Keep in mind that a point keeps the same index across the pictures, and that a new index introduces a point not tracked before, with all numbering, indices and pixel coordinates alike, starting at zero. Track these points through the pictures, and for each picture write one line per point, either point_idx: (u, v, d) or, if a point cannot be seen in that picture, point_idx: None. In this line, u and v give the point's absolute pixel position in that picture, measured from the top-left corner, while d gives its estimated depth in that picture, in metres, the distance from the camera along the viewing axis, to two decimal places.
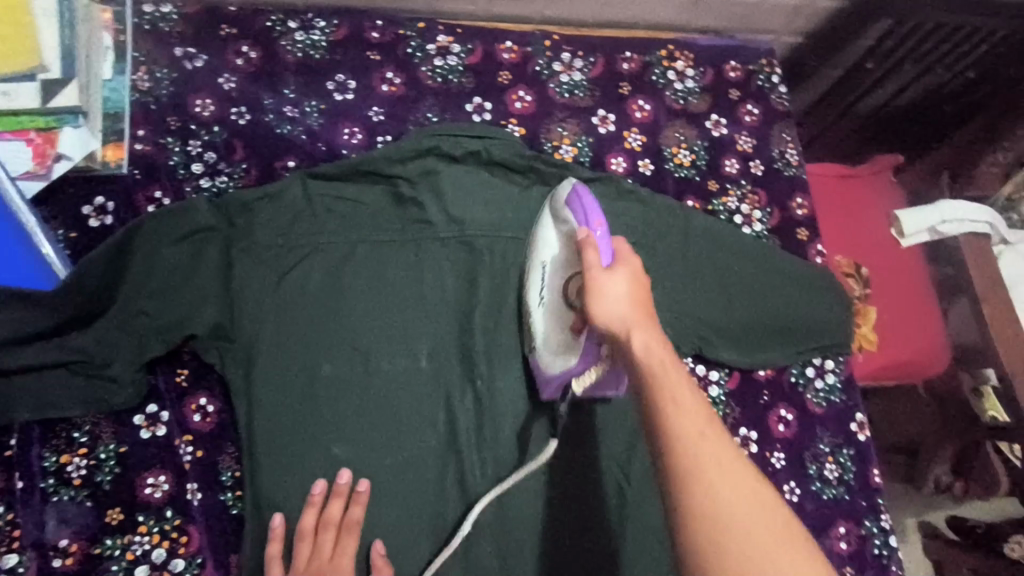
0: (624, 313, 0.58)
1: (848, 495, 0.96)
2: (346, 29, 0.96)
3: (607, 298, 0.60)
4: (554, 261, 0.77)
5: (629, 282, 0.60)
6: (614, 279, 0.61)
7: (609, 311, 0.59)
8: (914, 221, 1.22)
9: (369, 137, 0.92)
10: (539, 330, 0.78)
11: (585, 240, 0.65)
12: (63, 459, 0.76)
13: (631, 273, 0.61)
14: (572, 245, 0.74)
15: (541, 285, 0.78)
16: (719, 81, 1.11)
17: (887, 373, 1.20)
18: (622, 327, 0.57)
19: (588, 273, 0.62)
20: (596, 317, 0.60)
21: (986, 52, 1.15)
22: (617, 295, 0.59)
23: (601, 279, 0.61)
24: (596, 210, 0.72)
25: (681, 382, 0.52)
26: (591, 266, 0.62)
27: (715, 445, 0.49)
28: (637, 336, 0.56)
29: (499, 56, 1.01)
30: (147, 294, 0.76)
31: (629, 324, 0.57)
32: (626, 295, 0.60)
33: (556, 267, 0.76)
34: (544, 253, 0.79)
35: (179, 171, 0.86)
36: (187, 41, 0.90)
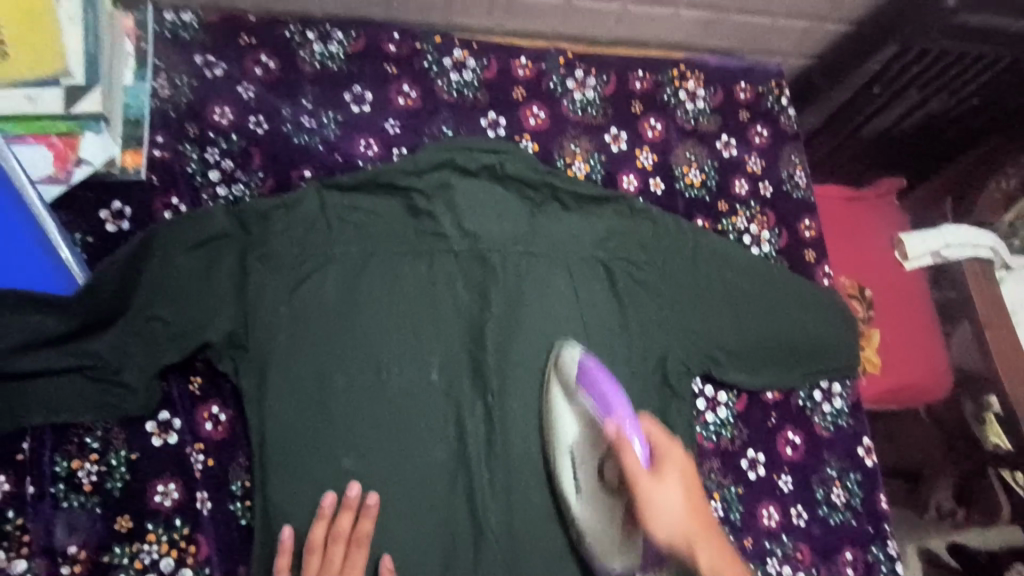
0: (682, 527, 0.66)
1: (855, 520, 0.96)
2: (363, 41, 0.96)
3: (663, 512, 0.66)
4: (582, 446, 0.79)
5: (677, 485, 0.68)
6: (666, 488, 0.67)
7: (669, 524, 0.66)
8: (917, 246, 1.23)
9: (384, 148, 0.93)
10: (584, 524, 0.78)
11: (620, 438, 0.69)
12: (74, 464, 0.75)
13: (675, 468, 0.69)
14: (598, 431, 0.78)
15: (568, 463, 0.79)
16: (730, 102, 1.12)
17: (891, 397, 1.20)
18: (684, 543, 0.65)
19: (639, 486, 0.67)
20: (658, 532, 0.66)
21: (989, 79, 1.18)
22: (669, 505, 0.66)
23: (652, 489, 0.67)
24: (616, 396, 0.75)
25: (710, 534, 0.66)
26: (637, 476, 0.67)
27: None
28: (702, 550, 0.64)
29: (514, 72, 1.02)
30: (163, 300, 0.75)
31: (691, 537, 0.65)
32: (668, 496, 0.67)
33: (586, 455, 0.79)
34: (567, 437, 0.80)
35: (196, 178, 0.86)
36: (207, 49, 0.91)
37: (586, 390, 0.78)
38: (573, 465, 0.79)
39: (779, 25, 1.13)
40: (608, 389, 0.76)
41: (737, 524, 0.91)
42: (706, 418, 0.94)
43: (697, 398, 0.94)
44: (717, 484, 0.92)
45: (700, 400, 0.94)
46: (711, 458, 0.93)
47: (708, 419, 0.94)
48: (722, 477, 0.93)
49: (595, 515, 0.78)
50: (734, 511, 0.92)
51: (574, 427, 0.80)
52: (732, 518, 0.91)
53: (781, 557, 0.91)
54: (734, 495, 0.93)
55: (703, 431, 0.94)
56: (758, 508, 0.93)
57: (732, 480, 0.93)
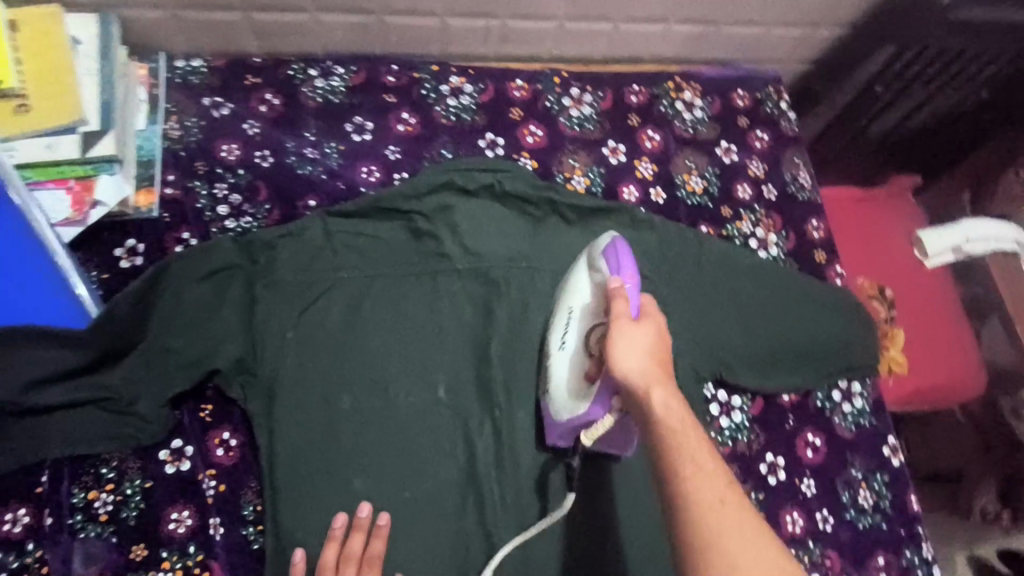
0: (643, 367, 0.60)
1: (885, 523, 0.92)
2: (363, 74, 1.00)
3: (626, 358, 0.60)
4: (586, 307, 0.76)
5: (652, 336, 0.63)
6: (639, 331, 0.62)
7: (628, 371, 0.60)
8: (937, 242, 1.20)
9: (386, 174, 0.96)
10: (557, 372, 0.78)
11: (617, 290, 0.67)
12: (91, 495, 0.77)
13: (654, 326, 0.63)
14: (602, 297, 0.74)
15: (565, 324, 0.78)
16: (728, 109, 1.12)
17: (920, 399, 1.16)
18: (641, 386, 0.59)
19: (613, 322, 0.64)
20: (617, 368, 0.60)
21: (995, 71, 1.16)
22: (635, 347, 0.61)
23: (622, 328, 0.63)
24: (629, 262, 0.72)
25: (672, 388, 0.59)
26: (618, 317, 0.64)
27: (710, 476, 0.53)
28: (657, 397, 0.58)
29: (510, 94, 1.04)
30: (174, 330, 0.78)
31: (649, 378, 0.59)
32: (638, 344, 0.61)
33: (584, 316, 0.76)
34: (577, 300, 0.78)
35: (205, 213, 0.89)
36: (215, 91, 0.95)
37: (605, 257, 0.75)
38: (568, 325, 0.78)
39: (773, 32, 1.14)
40: (626, 262, 0.72)
41: None
42: (721, 423, 0.92)
43: (709, 405, 0.92)
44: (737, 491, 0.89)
45: (713, 406, 0.92)
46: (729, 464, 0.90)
47: (722, 424, 0.92)
48: (742, 483, 0.90)
49: (568, 371, 0.77)
50: None
51: (585, 291, 0.77)
52: None
53: (809, 565, 0.88)
54: (756, 502, 0.90)
55: (718, 438, 0.91)
56: (783, 515, 0.89)
57: (753, 485, 0.90)
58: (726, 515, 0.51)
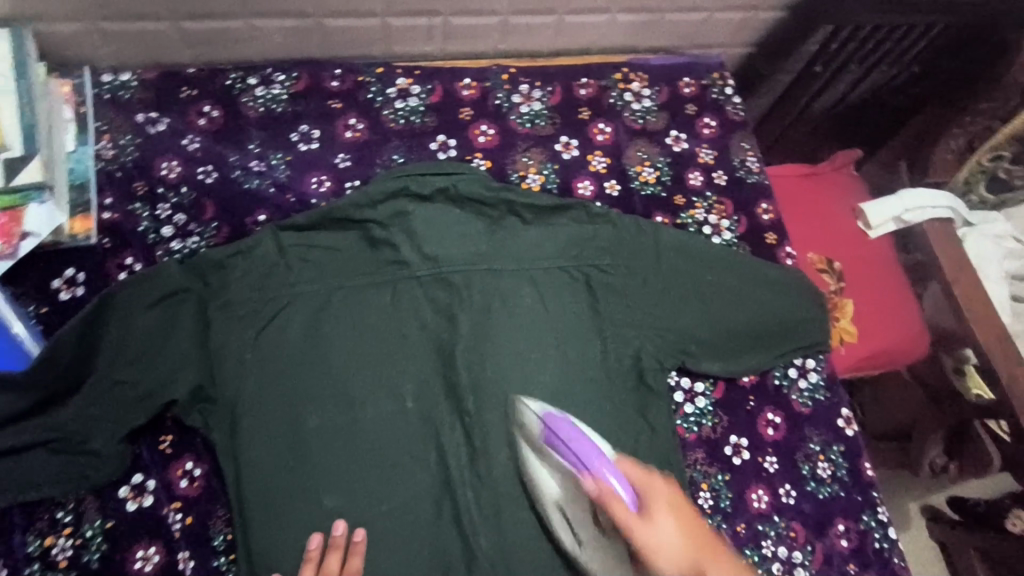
0: (686, 558, 0.63)
1: (843, 491, 0.97)
2: (306, 80, 0.97)
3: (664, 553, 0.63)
4: (563, 497, 0.75)
5: (671, 520, 0.65)
6: (661, 528, 0.64)
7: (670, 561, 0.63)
8: (879, 213, 1.25)
9: (337, 183, 0.94)
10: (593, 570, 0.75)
11: (605, 497, 0.65)
12: (47, 542, 0.73)
13: (665, 508, 0.65)
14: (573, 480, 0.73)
15: (564, 518, 0.76)
16: (675, 98, 1.14)
17: (870, 365, 1.22)
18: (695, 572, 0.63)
19: (634, 533, 0.63)
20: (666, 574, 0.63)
21: (925, 47, 1.20)
22: (668, 549, 0.63)
23: (647, 531, 0.64)
24: (586, 444, 0.69)
25: (711, 554, 0.64)
26: (631, 527, 0.64)
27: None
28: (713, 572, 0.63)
29: (459, 93, 1.03)
30: (125, 361, 0.76)
31: (696, 565, 0.63)
32: (662, 534, 0.64)
33: (571, 500, 0.74)
34: (550, 489, 0.76)
35: (149, 235, 0.86)
36: (148, 106, 0.91)
37: (553, 445, 0.73)
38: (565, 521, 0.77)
39: (714, 18, 1.15)
40: (586, 445, 0.69)
41: (728, 511, 0.92)
42: (686, 410, 0.95)
43: (674, 392, 0.95)
44: (704, 474, 0.93)
45: (677, 393, 0.95)
46: (695, 450, 0.94)
47: (687, 411, 0.95)
48: (708, 466, 0.94)
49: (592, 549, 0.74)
50: (723, 499, 0.92)
51: (553, 484, 0.76)
52: (722, 505, 0.92)
53: (775, 538, 0.92)
54: (722, 483, 0.93)
55: (684, 424, 0.95)
56: (748, 493, 0.93)
57: (718, 469, 0.94)
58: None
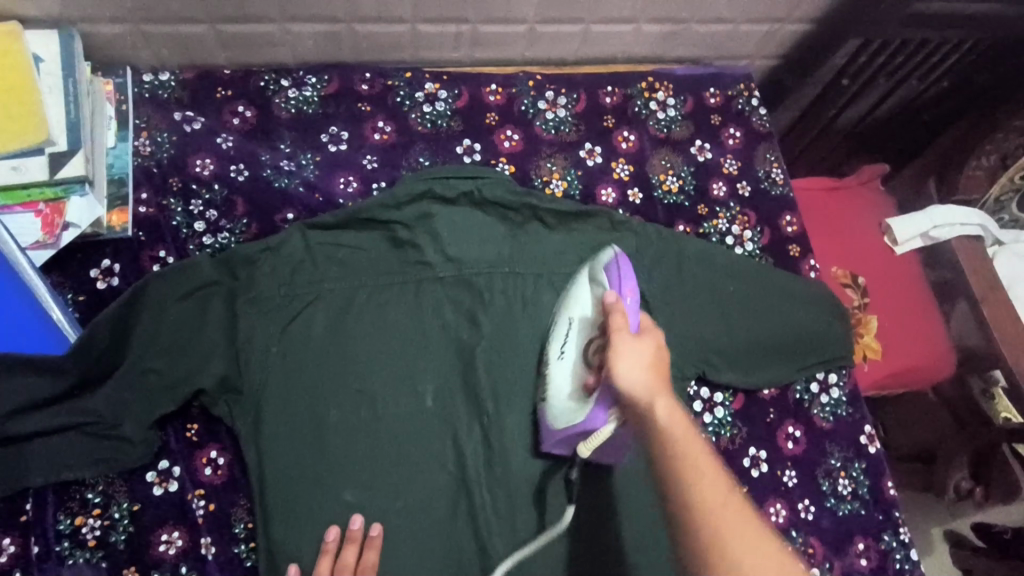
0: (643, 380, 0.62)
1: (864, 509, 0.95)
2: (336, 83, 0.99)
3: (627, 365, 0.63)
4: (584, 317, 0.78)
5: (647, 351, 0.65)
6: (635, 345, 0.65)
7: (631, 374, 0.63)
8: (905, 229, 1.24)
9: (363, 184, 0.95)
10: (556, 383, 0.80)
11: (615, 305, 0.69)
12: (78, 521, 0.75)
13: (653, 344, 0.66)
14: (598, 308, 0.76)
15: (566, 332, 0.81)
16: (700, 108, 1.14)
17: (894, 382, 1.20)
18: (646, 398, 0.61)
19: (615, 334, 0.66)
20: (618, 381, 0.63)
21: (954, 62, 1.18)
22: (632, 362, 0.63)
23: (624, 340, 0.65)
24: (630, 277, 0.75)
25: (671, 397, 0.62)
26: (616, 331, 0.66)
27: (711, 465, 0.56)
28: (662, 406, 0.60)
29: (485, 99, 1.05)
30: (155, 351, 0.77)
31: (651, 390, 0.62)
32: (631, 353, 0.64)
33: (584, 326, 0.78)
34: (575, 309, 0.81)
35: (182, 230, 0.88)
36: (186, 105, 0.94)
37: (607, 271, 0.77)
38: (567, 335, 0.81)
39: (742, 29, 1.15)
40: (628, 280, 0.75)
41: None
42: (705, 419, 0.95)
43: (693, 401, 0.95)
44: None
45: (697, 402, 0.95)
46: None
47: (706, 420, 0.95)
48: None
49: (569, 380, 0.78)
50: None
51: (583, 303, 0.80)
52: None
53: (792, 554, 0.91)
54: None
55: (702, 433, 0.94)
56: (765, 507, 0.92)
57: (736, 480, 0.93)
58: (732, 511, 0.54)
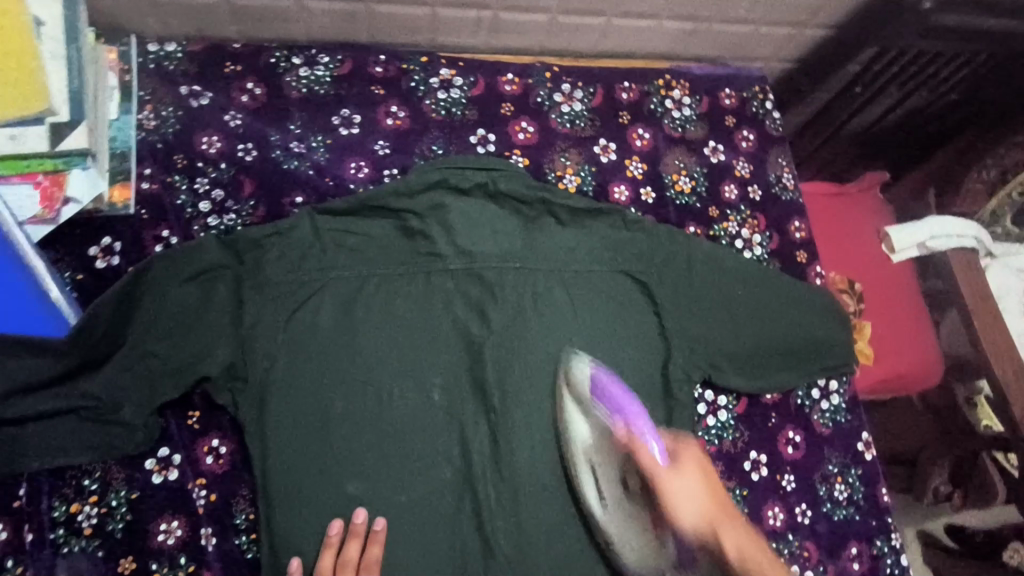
0: (700, 511, 0.69)
1: (858, 515, 0.97)
2: (349, 64, 0.96)
3: (682, 499, 0.70)
4: (597, 451, 0.79)
5: (696, 475, 0.71)
6: (682, 478, 0.71)
7: (692, 514, 0.69)
8: (904, 237, 1.24)
9: (375, 170, 0.93)
10: (611, 532, 0.79)
11: (631, 441, 0.75)
12: (73, 508, 0.74)
13: (694, 463, 0.72)
14: (608, 438, 0.79)
15: (592, 477, 0.80)
16: (715, 109, 1.13)
17: (887, 387, 1.22)
18: (707, 525, 0.69)
19: (662, 479, 0.71)
20: (680, 521, 0.69)
21: (967, 74, 1.19)
22: (690, 494, 0.70)
23: (671, 476, 0.71)
24: (626, 397, 0.79)
25: (733, 518, 0.69)
26: (656, 471, 0.72)
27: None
28: (726, 534, 0.68)
29: (501, 88, 1.02)
30: (158, 335, 0.75)
31: (710, 520, 0.69)
32: (686, 482, 0.71)
33: (606, 465, 0.79)
34: (582, 445, 0.80)
35: (186, 210, 0.85)
36: (192, 79, 0.90)
37: (598, 400, 0.80)
38: (595, 478, 0.80)
39: (761, 31, 1.14)
40: (619, 396, 0.79)
41: None
42: (708, 422, 0.95)
43: (698, 404, 0.95)
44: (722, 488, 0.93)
45: (701, 405, 0.95)
46: (715, 462, 0.94)
47: (709, 422, 0.95)
48: (726, 480, 0.93)
49: (630, 524, 0.78)
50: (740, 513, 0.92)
51: (586, 435, 0.80)
52: None
53: (788, 557, 0.92)
54: (739, 498, 0.93)
55: (705, 436, 0.95)
56: (764, 509, 0.94)
57: (736, 482, 0.94)
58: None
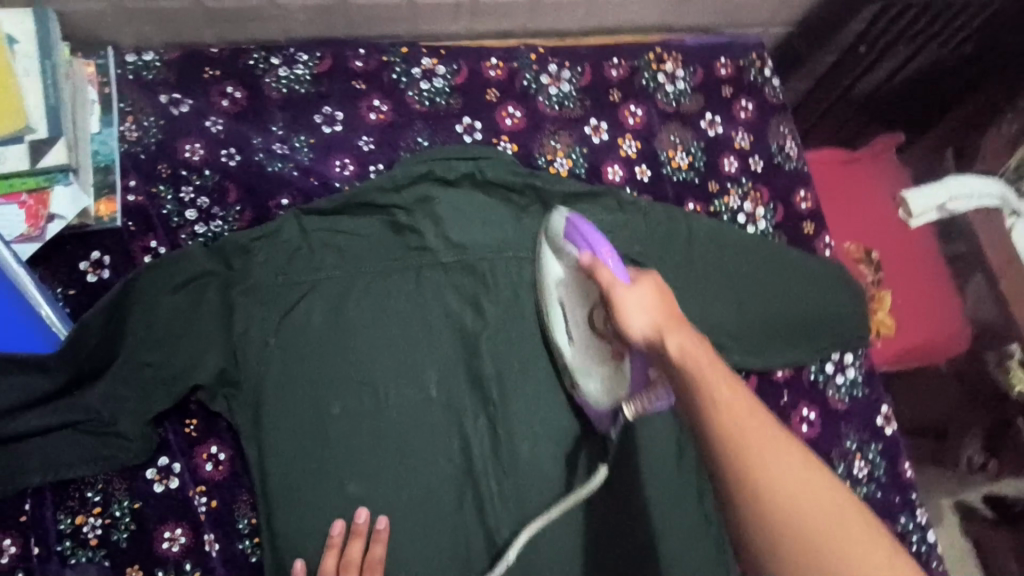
0: (649, 319, 0.62)
1: (880, 491, 0.94)
2: (329, 61, 0.95)
3: (631, 312, 0.63)
4: (567, 288, 0.80)
5: (650, 291, 0.64)
6: (636, 290, 0.64)
7: (637, 319, 0.62)
8: (921, 201, 1.17)
9: (360, 167, 0.92)
10: (574, 367, 0.80)
11: (593, 263, 0.69)
12: (78, 520, 0.74)
13: (651, 284, 0.65)
14: (580, 272, 0.78)
15: (562, 315, 0.81)
16: (710, 79, 1.09)
17: (910, 358, 1.17)
18: (652, 332, 0.61)
19: (611, 288, 0.65)
20: (629, 327, 0.63)
21: (981, 23, 1.12)
22: (638, 306, 0.63)
23: (624, 291, 0.64)
24: (597, 237, 0.76)
25: (683, 330, 0.59)
26: (611, 284, 0.66)
27: (738, 406, 0.52)
28: (669, 337, 0.59)
29: (485, 74, 1.00)
30: (150, 346, 0.75)
31: (658, 326, 0.60)
32: (639, 294, 0.64)
33: (574, 302, 0.79)
34: (555, 283, 0.81)
35: (173, 219, 0.85)
36: (172, 87, 0.89)
37: (571, 240, 0.78)
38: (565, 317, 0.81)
39: None
40: (591, 236, 0.76)
41: None
42: None
43: None
44: None
45: None
46: None
47: None
48: None
49: (591, 359, 0.78)
50: None
51: (560, 272, 0.80)
52: None
53: None
54: None
55: None
56: None
57: None
58: (791, 461, 0.48)
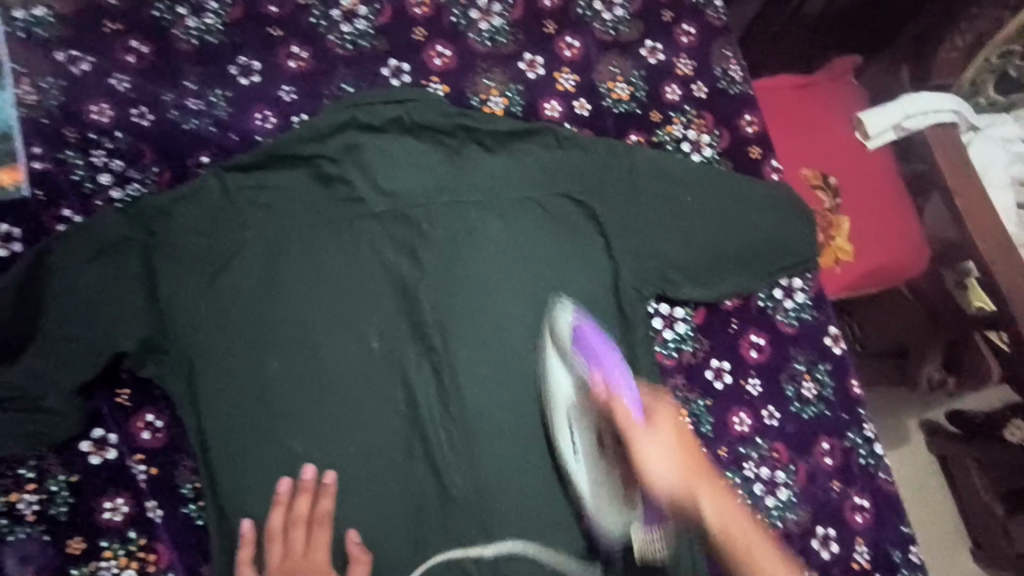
0: (676, 481, 0.68)
1: (829, 410, 0.95)
2: (241, 7, 0.89)
3: (654, 461, 0.69)
4: (574, 399, 0.77)
5: (670, 434, 0.71)
6: (660, 437, 0.70)
7: (665, 481, 0.68)
8: (878, 121, 1.13)
9: (282, 118, 0.87)
10: (582, 488, 0.77)
11: (608, 396, 0.73)
12: (13, 498, 0.74)
13: (669, 423, 0.72)
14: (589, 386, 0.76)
15: (568, 425, 0.78)
16: (650, 4, 1.04)
17: (869, 282, 1.17)
18: (682, 492, 0.68)
19: (635, 433, 0.70)
20: (655, 483, 0.69)
21: None
22: (659, 456, 0.69)
23: (648, 440, 0.70)
24: (604, 351, 0.77)
25: (710, 485, 0.68)
26: (632, 428, 0.70)
27: (767, 555, 0.66)
28: (704, 504, 0.67)
29: (411, 11, 0.95)
30: (70, 317, 0.72)
31: (687, 485, 0.68)
32: (657, 439, 0.70)
33: (582, 413, 0.77)
34: (561, 395, 0.78)
35: (85, 186, 0.81)
36: (70, 44, 0.84)
37: (579, 351, 0.77)
38: (569, 423, 0.78)
39: None
40: (597, 346, 0.77)
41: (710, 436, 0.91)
42: (665, 336, 0.93)
43: (652, 319, 0.92)
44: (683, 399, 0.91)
45: (656, 320, 0.93)
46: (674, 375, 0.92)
47: (666, 336, 0.93)
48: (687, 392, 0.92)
49: (597, 481, 0.77)
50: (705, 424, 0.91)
51: (569, 387, 0.77)
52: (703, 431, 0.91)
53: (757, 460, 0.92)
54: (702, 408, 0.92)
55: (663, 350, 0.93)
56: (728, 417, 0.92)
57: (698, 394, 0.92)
58: None
